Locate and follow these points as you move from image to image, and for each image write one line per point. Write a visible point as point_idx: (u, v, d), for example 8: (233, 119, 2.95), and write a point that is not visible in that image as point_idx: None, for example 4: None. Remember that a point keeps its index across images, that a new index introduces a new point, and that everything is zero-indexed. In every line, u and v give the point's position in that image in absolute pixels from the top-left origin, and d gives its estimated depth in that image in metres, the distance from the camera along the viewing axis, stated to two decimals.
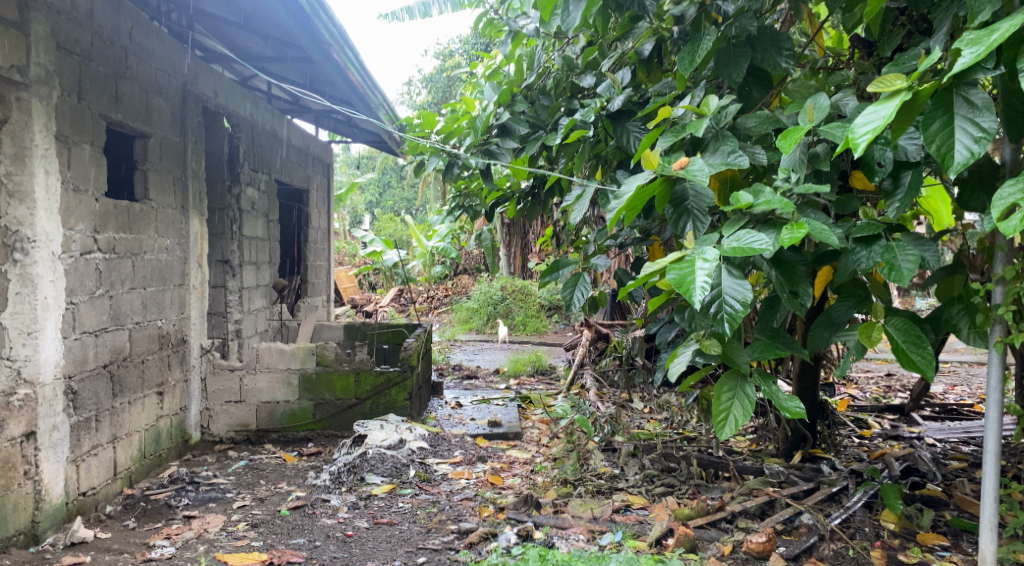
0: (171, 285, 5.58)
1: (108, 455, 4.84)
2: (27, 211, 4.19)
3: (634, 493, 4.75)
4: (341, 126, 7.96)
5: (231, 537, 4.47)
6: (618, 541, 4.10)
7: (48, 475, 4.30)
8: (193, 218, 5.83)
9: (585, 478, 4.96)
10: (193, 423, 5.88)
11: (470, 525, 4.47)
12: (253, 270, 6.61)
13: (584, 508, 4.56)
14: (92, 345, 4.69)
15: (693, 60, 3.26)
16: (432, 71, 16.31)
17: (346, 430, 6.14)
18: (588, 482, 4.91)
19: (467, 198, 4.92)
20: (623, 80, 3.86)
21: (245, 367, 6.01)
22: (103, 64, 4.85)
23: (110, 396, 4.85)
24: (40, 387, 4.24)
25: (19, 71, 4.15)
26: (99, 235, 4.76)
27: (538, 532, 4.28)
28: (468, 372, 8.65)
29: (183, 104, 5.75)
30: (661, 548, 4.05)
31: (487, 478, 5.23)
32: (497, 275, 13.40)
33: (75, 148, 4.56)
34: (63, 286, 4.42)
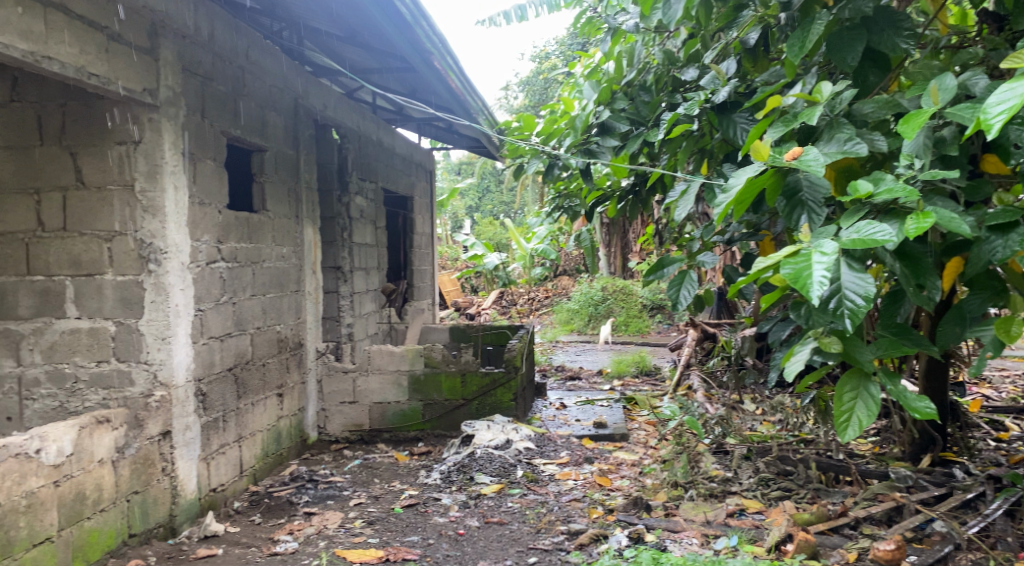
0: (289, 291, 5.87)
1: (235, 454, 5.11)
2: (160, 225, 4.43)
3: (748, 497, 4.70)
4: (442, 133, 8.11)
5: (349, 533, 4.63)
6: (734, 545, 4.07)
7: (183, 471, 4.57)
8: (307, 227, 6.12)
9: (696, 481, 4.87)
10: (310, 423, 6.14)
11: (579, 526, 4.50)
12: (363, 275, 6.85)
13: (696, 511, 4.55)
14: (219, 349, 4.95)
15: (804, 47, 3.22)
16: (530, 74, 16.41)
17: (455, 430, 6.26)
18: (700, 485, 4.84)
19: (567, 199, 4.97)
20: (727, 71, 3.84)
21: (358, 369, 6.22)
22: (223, 83, 5.14)
23: (235, 397, 5.12)
24: (174, 389, 4.50)
25: (151, 93, 4.41)
26: (222, 245, 5.02)
27: (649, 535, 4.30)
28: (572, 373, 8.68)
29: (295, 117, 6.05)
30: (780, 554, 3.99)
31: (595, 479, 5.25)
32: (598, 276, 13.34)
33: (201, 164, 4.84)
34: (192, 294, 4.66)
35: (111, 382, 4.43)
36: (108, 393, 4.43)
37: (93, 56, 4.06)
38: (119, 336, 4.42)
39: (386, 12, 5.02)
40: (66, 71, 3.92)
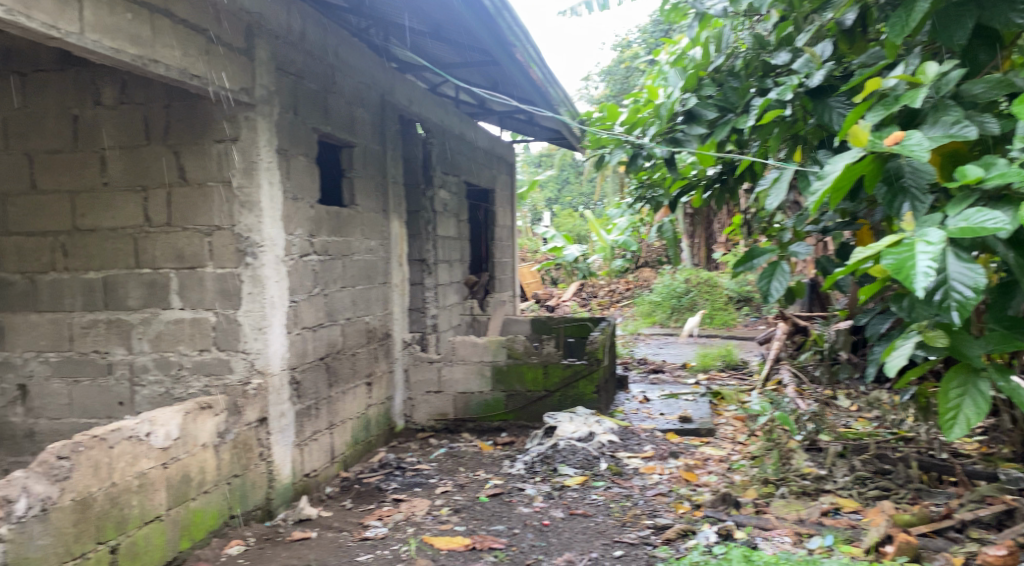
0: (377, 283, 6.02)
1: (327, 440, 5.28)
2: (256, 219, 4.61)
3: (844, 496, 4.62)
4: (523, 126, 8.14)
5: (436, 520, 4.73)
6: (829, 546, 4.02)
7: (279, 456, 4.77)
8: (394, 221, 6.27)
9: (789, 478, 4.85)
10: (397, 412, 6.28)
11: (666, 521, 4.50)
12: (447, 267, 6.97)
13: (789, 509, 4.50)
14: (312, 338, 5.11)
15: (906, 26, 3.14)
16: (612, 63, 16.32)
17: (538, 421, 6.33)
18: (792, 482, 4.81)
19: (650, 189, 4.94)
20: (823, 54, 3.77)
21: (443, 359, 6.34)
22: (313, 81, 5.30)
23: (327, 386, 5.28)
24: (271, 377, 4.68)
25: (247, 92, 4.59)
26: (313, 239, 5.19)
27: (739, 532, 4.27)
28: (656, 366, 8.64)
29: (382, 112, 6.19)
30: (880, 556, 3.90)
31: (681, 474, 5.23)
32: (682, 267, 13.21)
33: (294, 160, 5.00)
34: (286, 285, 4.83)
35: (212, 369, 4.63)
36: (209, 380, 4.63)
37: (195, 57, 4.22)
38: (219, 326, 4.62)
39: (469, 5, 5.06)
40: (171, 73, 4.08)
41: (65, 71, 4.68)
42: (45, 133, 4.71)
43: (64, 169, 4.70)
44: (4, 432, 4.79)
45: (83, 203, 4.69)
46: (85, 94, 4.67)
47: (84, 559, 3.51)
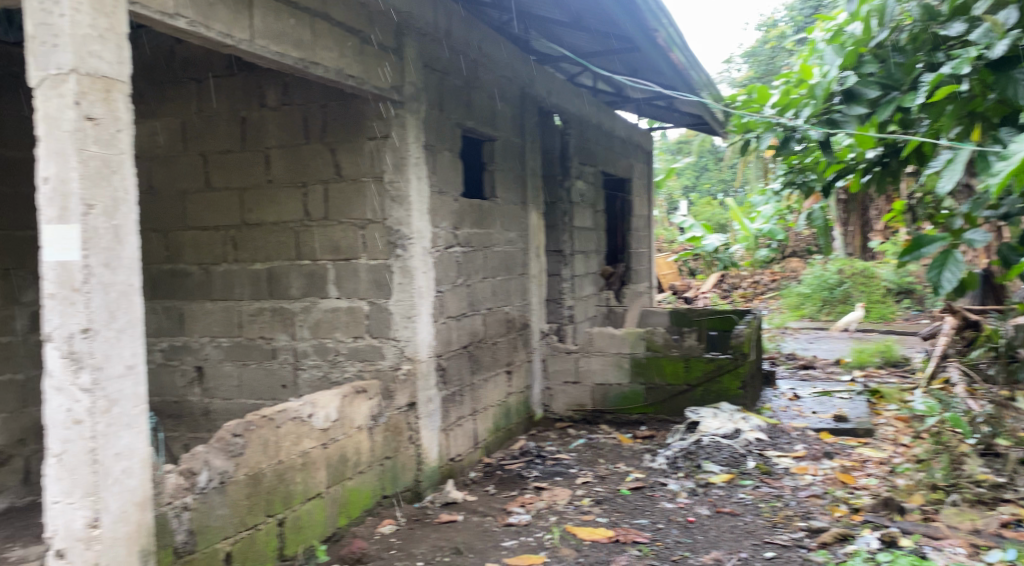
0: (516, 274, 6.13)
1: (470, 426, 5.43)
2: (405, 213, 4.80)
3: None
4: (662, 112, 8.04)
5: (579, 510, 4.79)
6: (1010, 560, 3.77)
7: (426, 440, 4.96)
8: (532, 212, 6.35)
9: (961, 485, 4.61)
10: (536, 401, 6.38)
11: (821, 524, 4.38)
12: (584, 258, 7.00)
13: (961, 518, 4.28)
14: (456, 328, 5.26)
15: None
16: (755, 45, 15.81)
17: (678, 415, 6.27)
18: (965, 489, 4.57)
19: (801, 173, 4.89)
20: (1006, 21, 3.44)
21: (581, 350, 6.39)
22: (457, 77, 5.44)
23: (470, 373, 5.43)
24: (419, 364, 4.87)
25: (397, 91, 4.77)
26: (458, 231, 5.34)
27: (905, 539, 4.10)
28: (804, 362, 8.38)
29: (523, 105, 6.28)
30: None
31: (837, 476, 5.08)
32: (833, 258, 12.70)
33: (440, 155, 5.16)
34: (433, 276, 5.00)
35: (365, 355, 4.86)
36: (363, 365, 4.87)
37: (351, 58, 4.43)
38: (372, 314, 4.83)
39: None
40: (329, 74, 4.28)
41: (234, 76, 4.98)
42: (217, 134, 5.05)
43: (233, 168, 5.03)
44: (183, 411, 5.19)
45: (251, 199, 5.01)
46: (251, 97, 4.97)
47: (255, 530, 3.76)
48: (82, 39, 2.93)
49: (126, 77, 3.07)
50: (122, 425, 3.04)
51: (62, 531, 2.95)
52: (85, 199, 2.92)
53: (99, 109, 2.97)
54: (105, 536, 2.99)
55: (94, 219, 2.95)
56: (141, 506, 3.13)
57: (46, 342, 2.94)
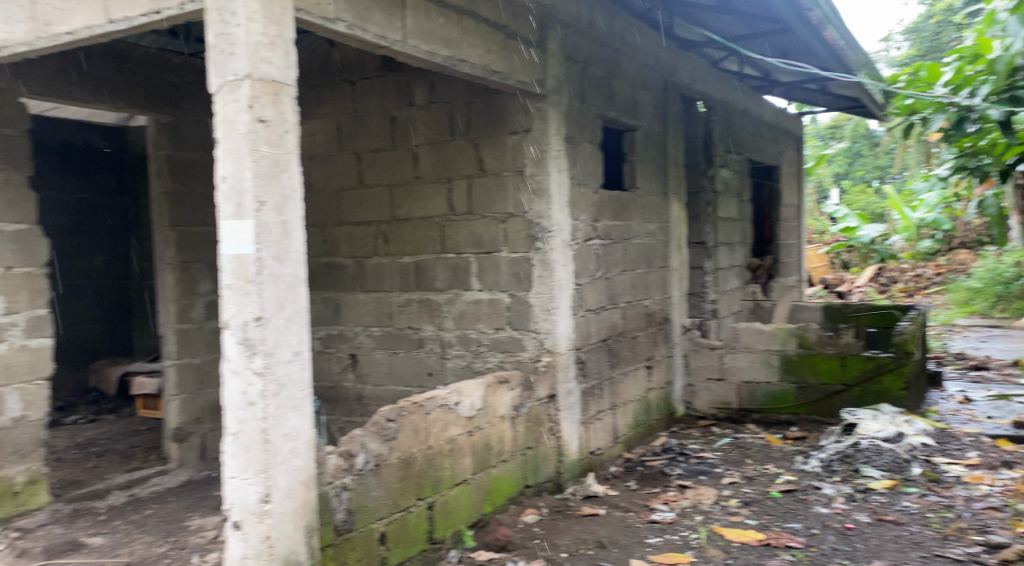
0: (657, 267, 6.00)
1: (610, 421, 5.36)
2: (546, 206, 4.77)
3: None
4: (813, 96, 7.68)
5: (726, 511, 4.63)
6: None
7: (567, 433, 4.92)
8: (674, 203, 6.20)
9: None
10: (678, 397, 6.24)
11: (1000, 540, 4.05)
12: (728, 250, 6.78)
13: None
14: (595, 321, 5.20)
15: None
16: (919, 21, 14.85)
17: (832, 416, 5.97)
18: None
19: (974, 157, 4.71)
20: None
21: (726, 346, 6.19)
22: (599, 67, 5.37)
23: (609, 367, 5.35)
24: (559, 356, 4.83)
25: (539, 84, 4.75)
26: (597, 224, 5.27)
27: None
28: (977, 363, 7.80)
29: (665, 92, 6.14)
30: None
31: (1017, 488, 4.69)
32: (1009, 249, 11.77)
33: (580, 147, 5.10)
34: (572, 268, 4.96)
35: (506, 346, 4.87)
36: (504, 356, 4.88)
37: (496, 54, 4.42)
38: (513, 307, 4.83)
39: None
40: (475, 71, 4.29)
41: (386, 76, 5.13)
42: (370, 133, 5.19)
43: (384, 165, 5.15)
44: (339, 396, 5.36)
45: (400, 195, 5.11)
46: (399, 96, 5.08)
47: (407, 512, 3.84)
48: (255, 46, 3.12)
49: (293, 81, 3.25)
50: (289, 407, 3.20)
51: (239, 504, 3.17)
52: (257, 196, 3.10)
53: (270, 112, 3.16)
54: (276, 511, 3.15)
55: (266, 215, 3.13)
56: (306, 484, 3.28)
57: (226, 329, 3.17)
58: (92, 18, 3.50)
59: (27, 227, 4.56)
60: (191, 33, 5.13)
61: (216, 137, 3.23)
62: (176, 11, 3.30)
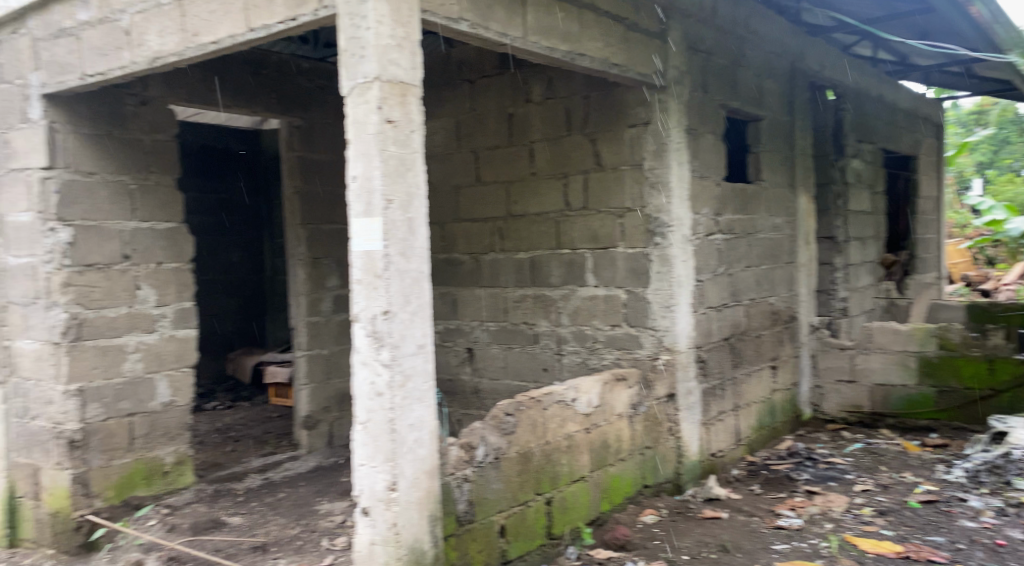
0: (782, 263, 5.76)
1: (732, 422, 5.17)
2: (665, 199, 4.63)
3: None
4: (955, 80, 7.20)
5: (859, 520, 4.38)
6: None
7: (687, 434, 4.77)
8: (801, 196, 5.94)
9: None
10: (804, 400, 5.98)
11: None
12: (860, 245, 6.44)
13: None
14: (716, 318, 5.01)
15: None
16: None
17: (977, 424, 5.59)
18: None
19: None
20: None
21: (857, 347, 5.89)
22: (723, 56, 5.18)
23: (732, 366, 5.16)
24: (678, 354, 4.68)
25: (660, 75, 4.61)
26: (719, 218, 5.09)
27: None
28: None
29: (792, 81, 5.88)
30: None
31: None
32: None
33: (702, 139, 4.93)
34: (693, 265, 4.79)
35: (623, 343, 4.75)
36: (621, 353, 4.75)
37: (616, 46, 4.31)
38: (630, 303, 4.70)
39: None
40: (595, 65, 4.19)
41: (502, 74, 5.11)
42: (487, 130, 5.17)
43: (501, 162, 5.12)
44: (456, 389, 5.38)
45: (516, 190, 5.08)
46: (517, 92, 5.04)
47: (526, 506, 3.80)
48: (384, 48, 3.14)
49: (419, 81, 3.24)
50: (414, 399, 3.20)
51: (367, 490, 3.19)
52: (384, 195, 3.12)
53: (397, 112, 3.16)
54: (402, 499, 3.16)
55: (393, 213, 3.14)
56: (430, 474, 3.27)
57: (356, 322, 3.20)
58: (235, 27, 3.57)
59: (176, 225, 4.84)
60: (319, 38, 5.08)
61: (347, 138, 3.26)
62: (311, 18, 3.33)
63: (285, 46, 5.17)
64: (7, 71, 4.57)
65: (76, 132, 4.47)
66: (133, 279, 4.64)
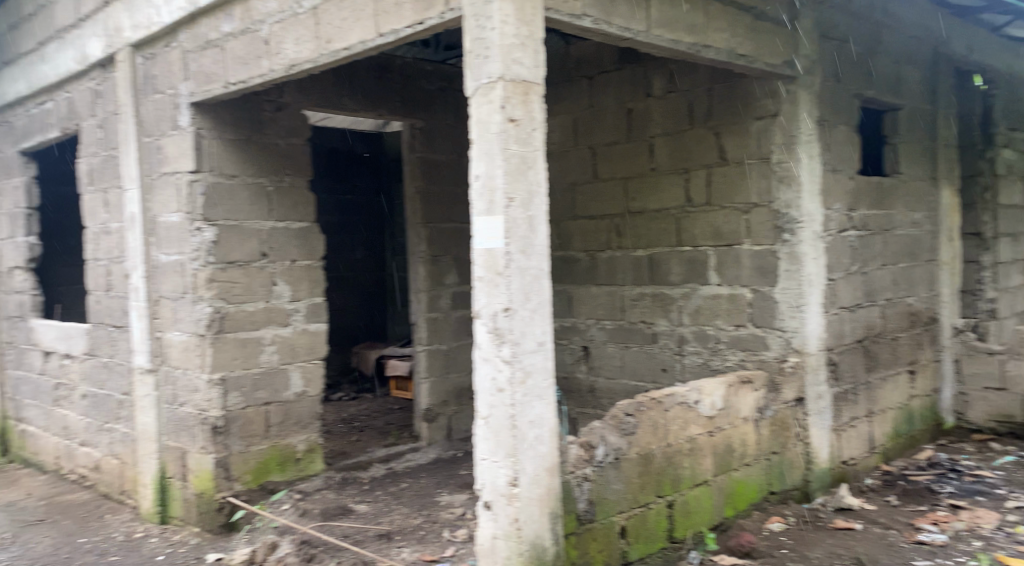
0: (923, 261, 5.42)
1: (866, 429, 4.91)
2: (795, 194, 4.43)
3: None
4: None
5: (1011, 540, 4.07)
6: None
7: (817, 440, 4.55)
8: (944, 189, 5.58)
9: None
10: (946, 407, 5.61)
11: None
12: (1011, 242, 5.99)
13: None
14: (849, 320, 4.76)
15: None
16: None
17: None
18: None
19: None
20: None
21: (1008, 352, 5.48)
22: (859, 43, 4.92)
23: (866, 371, 4.89)
24: (808, 357, 4.47)
25: (790, 65, 4.41)
26: (853, 213, 4.83)
27: None
28: None
29: (935, 66, 5.52)
30: None
31: None
32: None
33: (835, 130, 4.70)
34: (825, 263, 4.56)
35: (748, 345, 4.58)
36: (746, 355, 4.59)
37: (743, 36, 4.15)
38: (756, 303, 4.53)
39: None
40: (721, 57, 4.05)
41: (622, 70, 5.02)
42: (606, 127, 5.10)
43: (620, 158, 5.04)
44: (572, 387, 5.34)
45: (635, 186, 4.99)
46: (637, 87, 4.95)
47: (647, 508, 3.72)
48: (508, 48, 3.13)
49: (542, 80, 3.22)
50: (535, 396, 3.19)
51: (489, 485, 3.21)
52: (505, 192, 3.11)
53: (519, 111, 3.15)
54: (523, 495, 3.16)
55: (514, 211, 3.13)
56: (551, 472, 3.25)
57: (477, 319, 3.21)
58: (364, 33, 3.64)
59: (309, 225, 5.01)
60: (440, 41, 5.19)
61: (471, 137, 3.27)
62: (437, 20, 3.37)
63: (407, 49, 5.26)
64: (161, 82, 4.87)
65: (221, 137, 4.71)
66: (271, 276, 4.83)
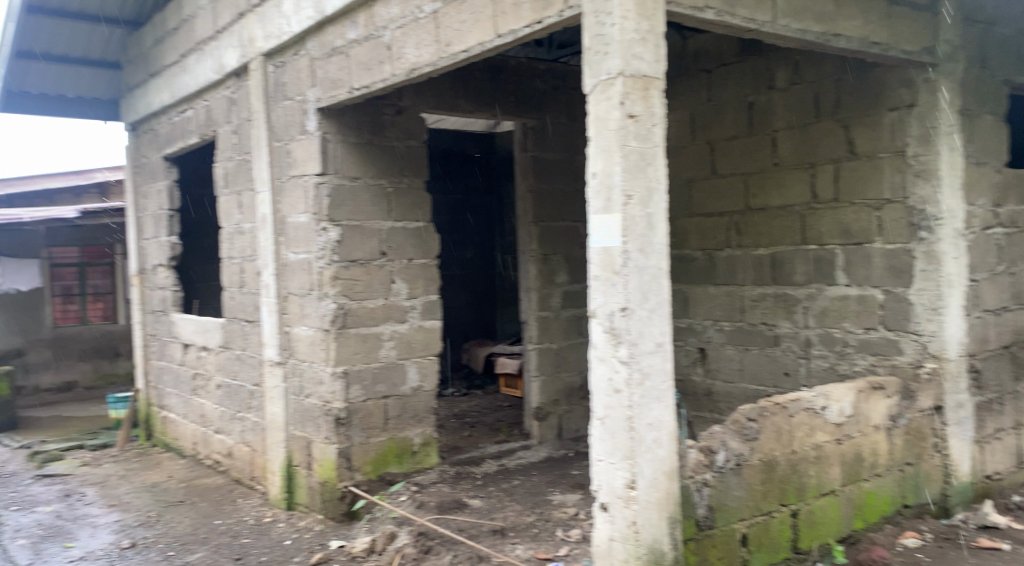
0: None
1: (1013, 442, 4.56)
2: (933, 189, 4.13)
3: None
4: None
5: None
6: None
7: (956, 452, 4.26)
8: None
9: None
10: None
11: None
12: None
13: None
14: (994, 324, 4.42)
15: None
16: None
17: None
18: None
19: None
20: None
21: None
22: (1007, 26, 4.57)
23: (1013, 379, 4.55)
24: (947, 363, 4.17)
25: (929, 52, 4.12)
26: (1000, 209, 4.49)
27: None
28: None
29: None
30: None
31: None
32: None
33: (979, 119, 4.38)
34: (967, 262, 4.21)
35: (879, 349, 4.33)
36: (877, 360, 4.34)
37: (877, 23, 3.91)
38: (889, 305, 4.28)
39: None
40: (852, 46, 3.84)
41: (742, 62, 4.86)
42: (725, 122, 4.95)
43: (740, 153, 4.88)
44: (687, 389, 5.20)
45: (755, 183, 4.81)
46: (759, 80, 4.77)
47: (770, 516, 3.58)
48: (628, 43, 3.05)
49: (663, 74, 3.12)
50: (653, 398, 3.10)
51: (606, 486, 3.17)
52: (623, 189, 3.04)
53: (639, 107, 3.07)
54: (641, 498, 3.08)
55: (632, 208, 3.05)
56: (670, 476, 3.15)
57: (594, 318, 3.17)
58: (483, 34, 3.63)
59: (424, 225, 5.06)
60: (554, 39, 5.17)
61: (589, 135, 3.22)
62: (555, 19, 3.33)
63: (518, 49, 5.26)
64: (290, 89, 5.02)
65: (344, 141, 4.81)
66: (389, 274, 4.92)
